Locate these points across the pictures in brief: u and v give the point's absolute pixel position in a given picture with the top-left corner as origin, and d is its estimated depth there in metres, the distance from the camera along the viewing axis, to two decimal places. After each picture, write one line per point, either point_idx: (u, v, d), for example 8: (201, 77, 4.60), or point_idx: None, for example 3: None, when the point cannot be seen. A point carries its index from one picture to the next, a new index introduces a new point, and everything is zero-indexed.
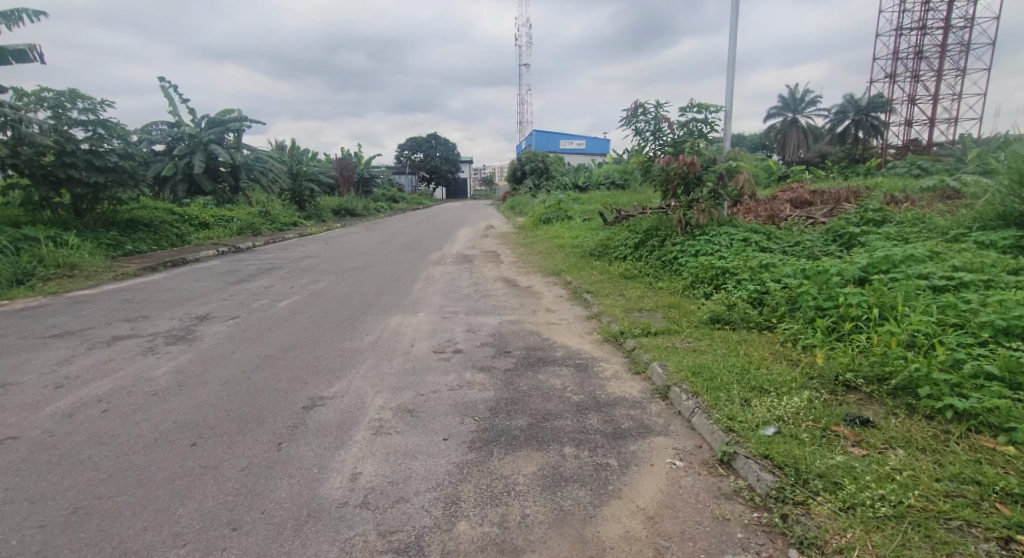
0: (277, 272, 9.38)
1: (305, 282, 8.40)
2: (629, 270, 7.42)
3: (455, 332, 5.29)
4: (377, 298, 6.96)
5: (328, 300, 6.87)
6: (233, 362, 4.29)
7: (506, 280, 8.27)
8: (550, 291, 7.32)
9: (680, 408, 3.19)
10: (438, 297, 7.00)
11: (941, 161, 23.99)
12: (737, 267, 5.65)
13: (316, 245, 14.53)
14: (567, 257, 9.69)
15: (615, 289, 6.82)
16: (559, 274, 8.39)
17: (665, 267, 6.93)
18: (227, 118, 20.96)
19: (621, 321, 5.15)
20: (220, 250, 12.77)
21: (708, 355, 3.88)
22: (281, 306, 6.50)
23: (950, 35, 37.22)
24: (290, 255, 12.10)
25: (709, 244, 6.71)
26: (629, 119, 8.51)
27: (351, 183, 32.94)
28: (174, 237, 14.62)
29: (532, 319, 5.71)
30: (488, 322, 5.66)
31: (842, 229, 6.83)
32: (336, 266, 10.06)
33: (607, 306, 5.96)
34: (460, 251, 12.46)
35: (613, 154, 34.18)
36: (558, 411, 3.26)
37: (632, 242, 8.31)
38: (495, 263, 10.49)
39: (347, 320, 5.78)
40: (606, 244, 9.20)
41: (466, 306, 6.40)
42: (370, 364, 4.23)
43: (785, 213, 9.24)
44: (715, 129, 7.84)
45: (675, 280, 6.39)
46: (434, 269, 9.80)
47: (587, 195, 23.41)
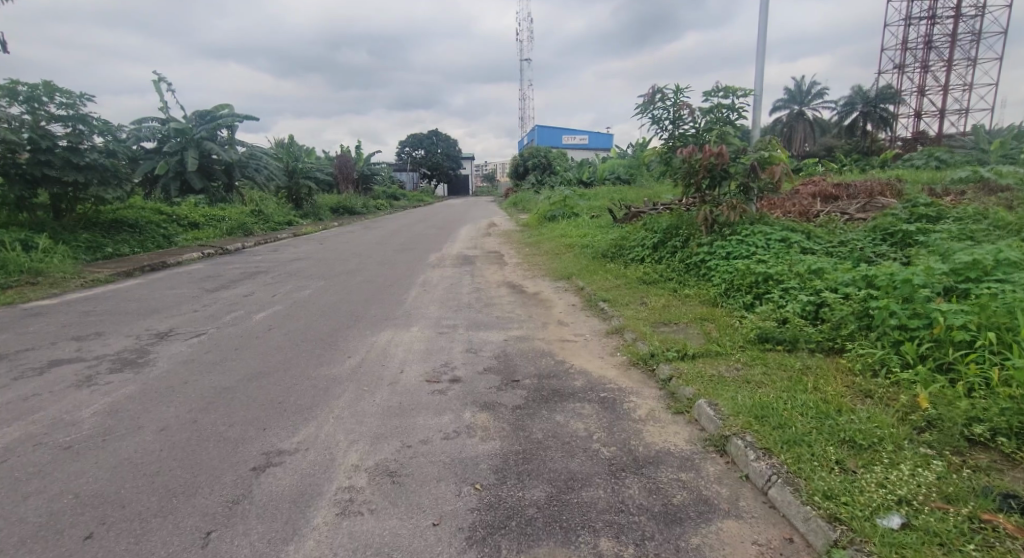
0: (262, 278, 8.61)
1: (290, 289, 7.63)
2: (650, 275, 6.64)
3: (454, 352, 4.51)
4: (366, 309, 6.18)
5: (312, 311, 6.11)
6: (183, 396, 3.53)
7: (510, 286, 7.48)
8: (561, 298, 6.53)
9: (748, 472, 2.42)
10: (435, 307, 6.22)
11: (958, 153, 23.13)
12: (782, 272, 4.86)
13: (309, 245, 13.78)
14: (577, 258, 8.90)
15: (634, 297, 6.04)
16: (569, 278, 7.61)
17: (692, 272, 6.16)
18: (219, 114, 20.19)
19: (649, 339, 4.37)
20: (207, 252, 12.02)
21: (768, 390, 3.11)
22: (257, 320, 5.72)
23: (963, 24, 36.16)
24: (279, 258, 11.32)
25: (741, 245, 5.93)
26: (644, 106, 7.71)
27: (351, 180, 32.18)
28: (161, 238, 13.87)
29: (543, 335, 4.92)
30: (492, 339, 4.87)
31: (892, 228, 6.04)
32: (326, 270, 9.29)
33: (629, 318, 5.19)
34: (460, 252, 11.66)
35: (618, 148, 33.29)
36: (585, 475, 2.49)
37: (650, 242, 7.53)
38: (498, 265, 9.70)
39: (329, 336, 5.02)
40: (620, 244, 8.41)
41: (466, 319, 5.60)
42: (348, 400, 3.45)
43: (816, 208, 8.43)
44: (743, 116, 7.01)
45: (705, 287, 5.62)
46: (433, 272, 9.01)
47: (592, 191, 22.55)
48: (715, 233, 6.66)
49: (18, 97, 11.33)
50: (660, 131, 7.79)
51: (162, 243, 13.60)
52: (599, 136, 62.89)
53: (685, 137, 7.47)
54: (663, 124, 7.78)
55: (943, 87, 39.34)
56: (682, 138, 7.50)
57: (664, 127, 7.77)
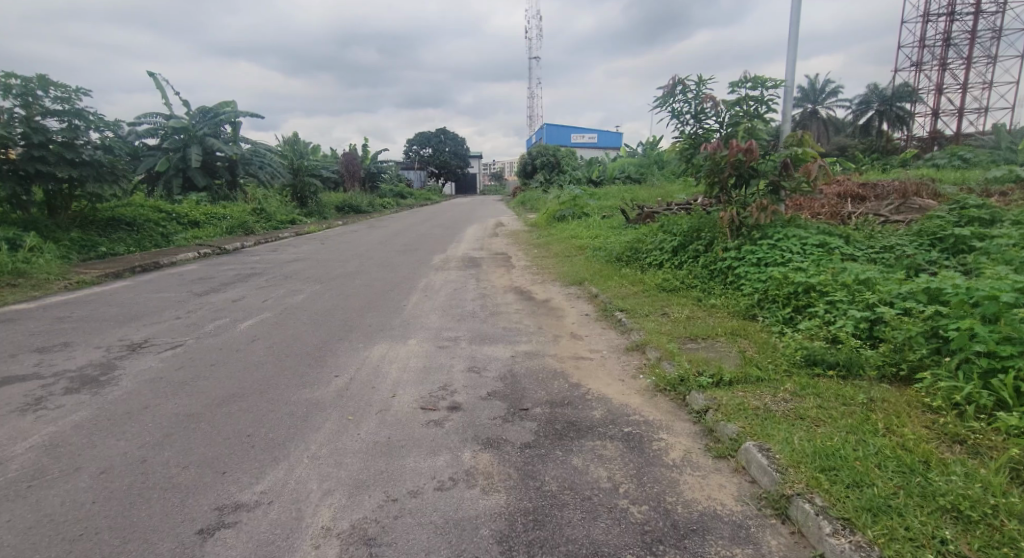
0: (256, 281, 8.14)
1: (283, 294, 7.14)
2: (671, 283, 6.12)
3: (455, 370, 3.99)
4: (362, 317, 5.68)
5: (304, 320, 5.62)
6: (139, 424, 3.04)
7: (518, 291, 6.97)
8: (573, 307, 6.01)
9: (824, 551, 1.90)
10: (435, 316, 5.72)
11: (981, 152, 22.29)
12: (825, 282, 4.32)
13: (311, 245, 13.36)
14: (590, 261, 8.38)
15: (654, 307, 5.52)
16: (582, 284, 7.09)
17: (718, 281, 5.63)
18: (222, 110, 19.82)
19: (676, 358, 3.85)
20: (204, 252, 11.60)
21: (830, 428, 2.59)
22: (241, 329, 5.24)
23: (982, 21, 35.08)
24: (277, 259, 10.86)
25: (773, 251, 5.39)
26: (665, 99, 7.19)
27: (357, 178, 31.78)
28: (159, 236, 13.47)
29: (555, 351, 4.39)
30: (498, 355, 4.36)
31: (941, 232, 5.48)
32: (325, 273, 8.81)
33: (651, 331, 4.67)
34: (466, 253, 11.14)
35: (628, 147, 32.63)
36: (612, 549, 1.98)
37: (669, 246, 6.99)
38: (505, 268, 9.19)
39: (318, 350, 4.53)
40: (636, 247, 7.87)
41: (470, 331, 5.08)
42: (328, 433, 2.95)
43: (847, 210, 7.85)
44: (773, 109, 6.45)
45: (734, 298, 5.10)
46: (436, 275, 8.51)
47: (601, 190, 21.95)
48: (742, 237, 6.13)
49: (11, 92, 10.92)
50: (681, 126, 7.27)
51: (160, 242, 13.21)
52: (608, 134, 62.12)
53: (708, 132, 6.95)
54: (685, 118, 7.26)
55: (961, 85, 38.33)
56: (705, 134, 6.97)
57: (685, 121, 7.24)
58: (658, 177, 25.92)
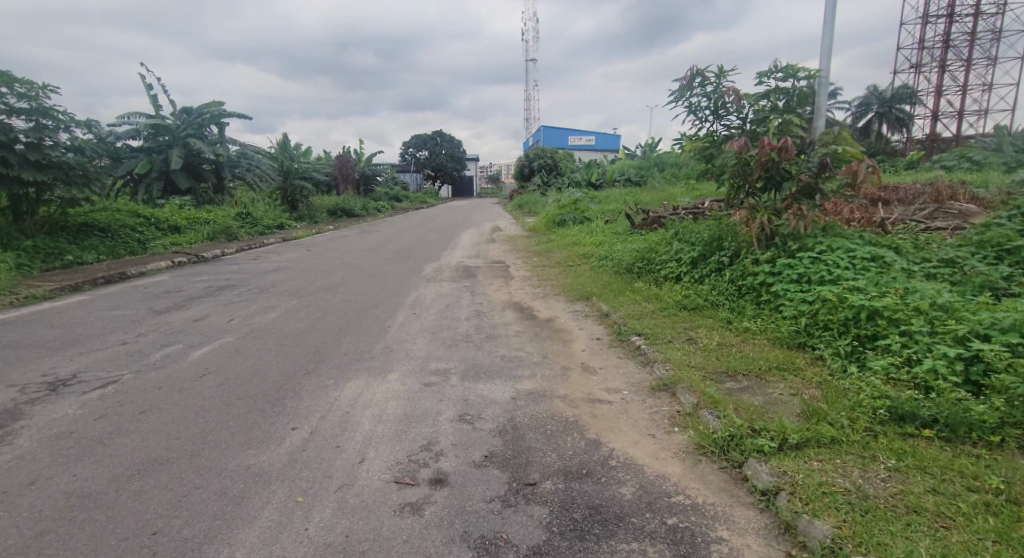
0: (229, 295, 7.35)
1: (254, 311, 6.33)
2: (692, 301, 5.39)
3: (442, 419, 3.22)
4: (338, 342, 4.89)
5: (271, 345, 4.82)
6: (13, 513, 2.25)
7: (518, 309, 6.21)
8: (582, 329, 5.24)
9: None
10: (424, 340, 4.94)
11: (986, 154, 21.62)
12: (893, 305, 3.59)
13: (297, 252, 12.56)
14: (597, 272, 7.62)
15: (677, 330, 4.78)
16: (590, 299, 6.33)
17: (750, 300, 4.91)
18: (208, 110, 19.04)
19: (720, 405, 3.09)
20: (179, 261, 10.76)
21: (967, 534, 1.87)
22: (193, 359, 4.44)
23: (983, 23, 34.44)
24: (257, 268, 10.03)
25: (814, 264, 4.67)
26: (682, 91, 6.45)
27: (350, 181, 31.03)
28: (135, 243, 12.62)
29: (565, 392, 3.62)
30: (497, 396, 3.58)
31: (1008, 243, 4.78)
32: (305, 285, 8.01)
33: (679, 363, 3.91)
34: (460, 262, 10.36)
35: (626, 149, 31.89)
36: None
37: (688, 257, 6.26)
38: (503, 278, 8.44)
39: (279, 389, 3.73)
40: (648, 256, 7.12)
41: (463, 362, 4.29)
42: (267, 530, 2.18)
43: (882, 216, 7.12)
44: (807, 102, 5.72)
45: (774, 322, 4.37)
46: (427, 288, 7.74)
47: (601, 193, 21.21)
48: (774, 247, 5.40)
49: None
50: (699, 122, 6.53)
51: (136, 249, 12.36)
52: (606, 137, 61.54)
53: (730, 129, 6.22)
54: (703, 114, 6.52)
55: (962, 87, 37.75)
56: (727, 130, 6.24)
57: (703, 117, 6.50)
58: (658, 180, 25.17)
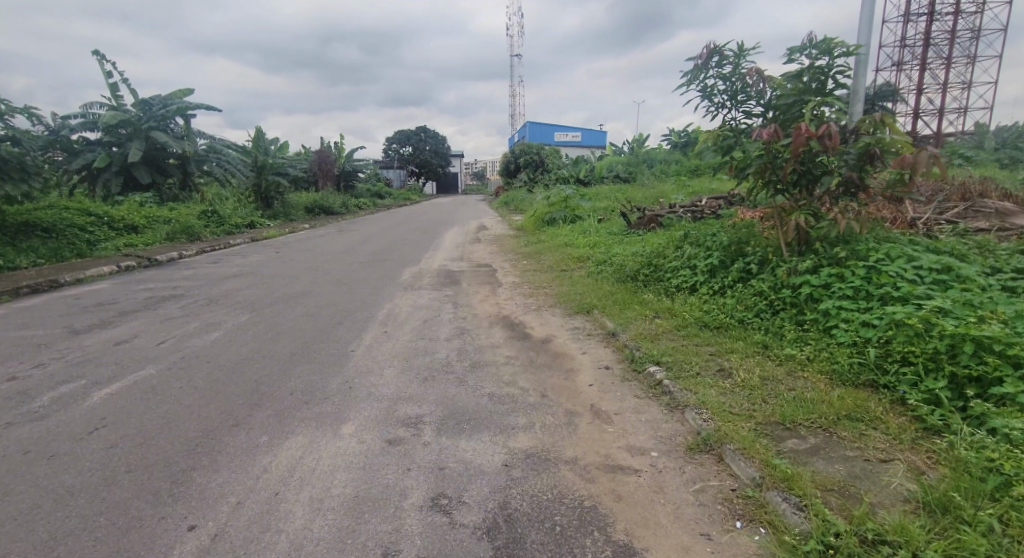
0: (170, 309, 6.31)
1: (194, 330, 5.35)
2: (716, 319, 4.55)
3: (407, 508, 2.30)
4: (286, 376, 3.91)
5: (198, 380, 3.83)
6: None
7: (507, 326, 5.33)
8: (585, 355, 4.36)
9: None
10: (393, 372, 4.03)
11: (977, 150, 21.33)
12: (1003, 336, 2.76)
13: (263, 254, 11.54)
14: (596, 280, 6.74)
15: (703, 357, 3.93)
16: (591, 314, 5.46)
17: (788, 318, 4.08)
18: (174, 101, 17.88)
19: (796, 484, 2.22)
20: (127, 266, 9.63)
21: None
22: (93, 401, 3.46)
23: (966, 20, 34.23)
24: (214, 274, 8.97)
25: (870, 277, 3.85)
26: (696, 72, 5.56)
27: (330, 177, 29.93)
28: (83, 245, 11.49)
29: (575, 454, 2.73)
30: (483, 461, 2.69)
31: None
32: (263, 295, 6.99)
33: (718, 409, 3.03)
34: (442, 265, 9.43)
35: (613, 145, 31.06)
36: None
37: (704, 265, 5.41)
38: (489, 285, 7.54)
39: (187, 454, 2.76)
40: (655, 262, 6.25)
41: (441, 405, 3.39)
42: None
43: (915, 215, 6.34)
44: (843, 83, 4.89)
45: (827, 348, 3.53)
46: (403, 297, 6.82)
47: (590, 190, 20.41)
48: (811, 253, 4.55)
49: None
50: (714, 108, 5.66)
51: (82, 251, 11.20)
52: (592, 133, 60.86)
53: (752, 116, 5.38)
54: (718, 100, 5.66)
55: (947, 84, 37.65)
56: (749, 118, 5.41)
57: (718, 103, 5.64)
58: (647, 177, 24.37)
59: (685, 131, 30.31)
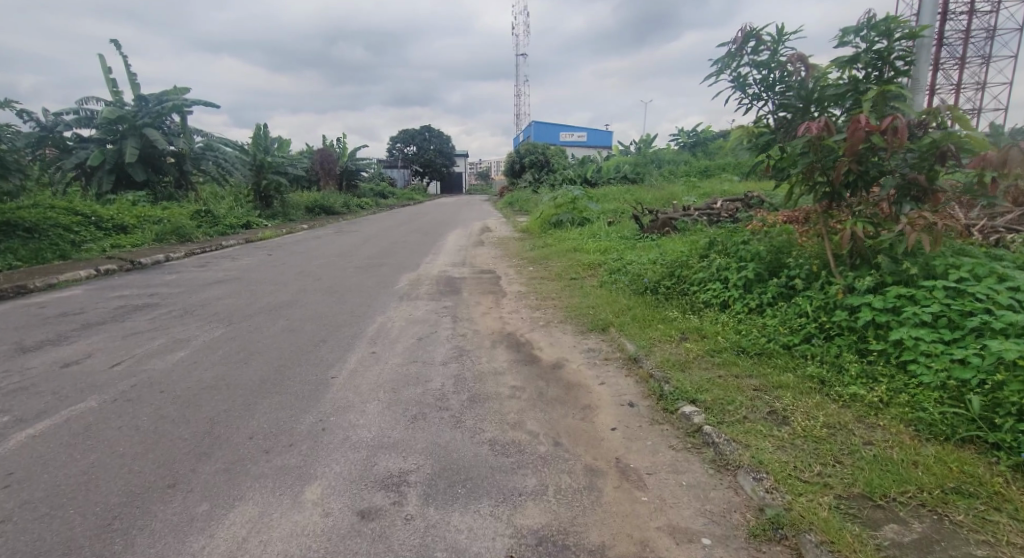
0: (139, 321, 5.69)
1: (160, 346, 4.75)
2: (757, 344, 3.91)
3: None
4: (249, 412, 3.28)
5: (142, 417, 3.20)
6: None
7: (512, 347, 4.72)
8: (605, 387, 3.73)
9: None
10: (377, 407, 3.40)
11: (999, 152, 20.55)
12: None
13: (256, 257, 10.98)
14: (611, 291, 6.11)
15: (747, 394, 3.29)
16: (608, 334, 4.83)
17: (846, 348, 3.44)
18: (170, 97, 17.38)
19: None
20: (106, 269, 9.02)
21: None
22: (8, 446, 2.85)
23: (982, 19, 33.39)
24: (198, 279, 8.38)
25: (951, 301, 3.20)
26: (729, 59, 4.89)
27: (333, 176, 29.40)
28: (67, 245, 10.93)
29: (601, 541, 2.09)
30: (481, 549, 2.07)
31: None
32: (245, 305, 6.37)
33: (783, 473, 2.38)
34: (443, 271, 8.83)
35: (620, 145, 30.37)
36: None
37: (737, 279, 4.76)
38: (492, 295, 6.92)
39: (97, 534, 2.14)
40: (677, 272, 5.61)
41: (431, 458, 2.76)
42: None
43: (969, 221, 5.68)
44: (903, 67, 4.25)
45: (905, 390, 2.89)
46: (398, 309, 6.21)
47: (599, 191, 19.75)
48: (869, 268, 3.90)
49: None
50: (747, 100, 4.98)
51: (65, 252, 10.63)
52: (599, 133, 60.10)
53: (792, 108, 4.71)
54: (750, 92, 4.99)
55: (962, 86, 36.80)
56: (789, 110, 4.74)
57: (752, 95, 4.97)
58: (655, 178, 23.70)
59: (695, 130, 29.62)
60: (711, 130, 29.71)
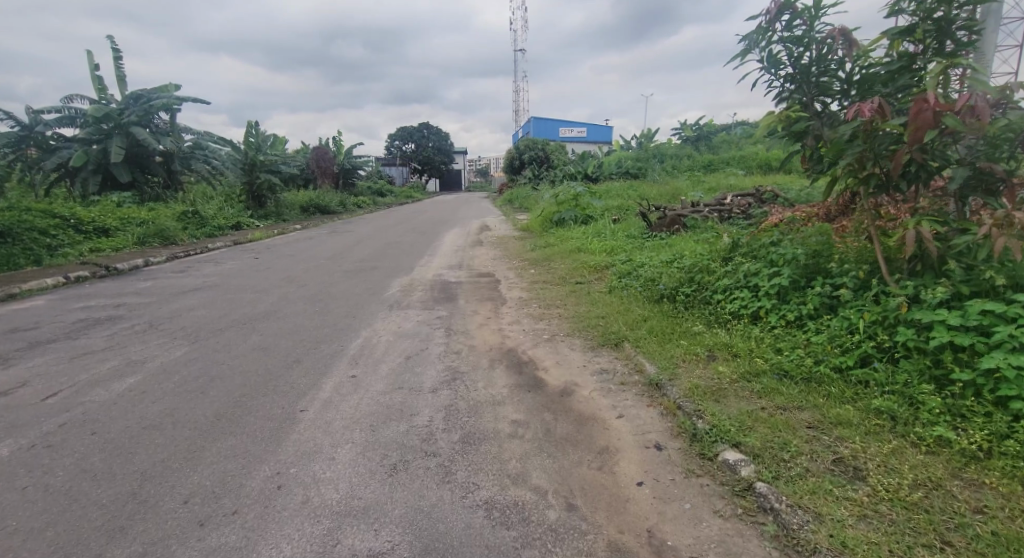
0: (95, 338, 5.07)
1: (109, 371, 4.14)
2: (802, 367, 3.32)
3: None
4: (191, 463, 2.68)
5: (56, 471, 2.59)
6: None
7: (513, 367, 4.12)
8: (624, 421, 3.12)
9: None
10: (348, 454, 2.80)
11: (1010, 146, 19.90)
12: None
13: (242, 261, 10.39)
14: (623, 297, 5.51)
15: (801, 434, 2.70)
16: (623, 351, 4.22)
17: (918, 375, 2.86)
18: (157, 94, 16.74)
19: None
20: (77, 276, 8.40)
21: None
22: None
23: None
24: (174, 287, 7.76)
25: None
26: (759, 36, 4.20)
27: (330, 175, 28.78)
28: (41, 249, 10.30)
29: None
30: None
31: None
32: (218, 318, 5.76)
33: None
34: (438, 275, 8.23)
35: (620, 139, 29.73)
36: None
37: (771, 287, 4.15)
38: (491, 302, 6.33)
39: None
40: (697, 278, 4.99)
41: (411, 533, 2.18)
42: None
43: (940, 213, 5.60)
44: (968, 37, 3.59)
45: (1012, 437, 2.33)
46: (386, 320, 5.61)
47: (601, 187, 19.13)
48: (934, 276, 3.31)
49: None
50: (780, 83, 4.34)
51: (39, 257, 10.00)
52: (599, 128, 59.35)
53: (834, 91, 4.11)
54: (784, 73, 4.34)
55: None
56: (830, 93, 4.13)
57: (785, 77, 4.34)
58: (657, 173, 23.10)
59: (697, 124, 28.97)
60: (713, 123, 29.09)
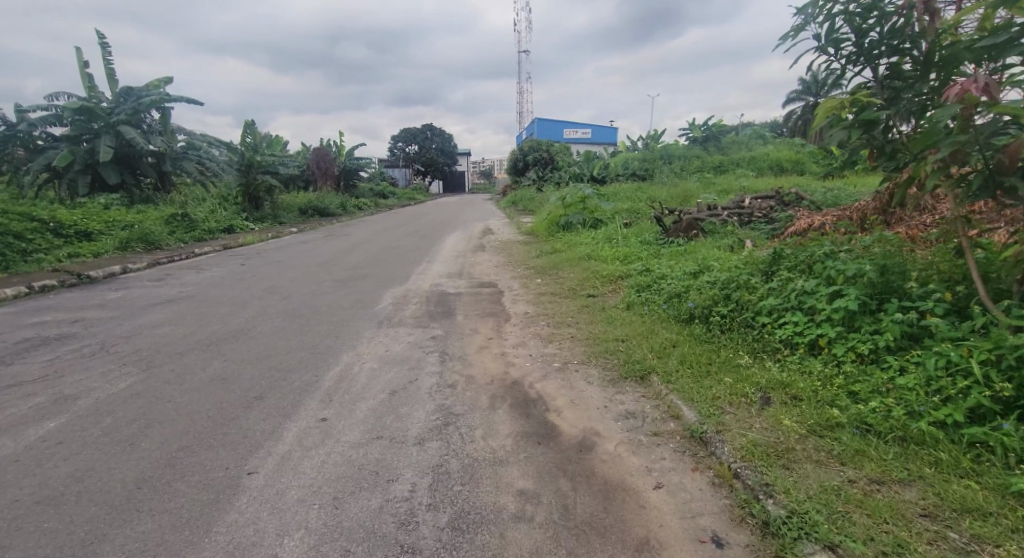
0: (32, 364, 4.35)
1: (28, 411, 3.42)
2: (892, 420, 2.58)
3: None
4: None
5: None
6: None
7: (516, 407, 3.38)
8: (664, 494, 2.39)
9: None
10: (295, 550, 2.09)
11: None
12: None
13: (226, 268, 9.67)
14: (645, 316, 4.76)
15: (918, 528, 1.97)
16: (652, 387, 3.47)
17: None
18: (148, 91, 16.09)
19: None
20: (43, 285, 7.70)
21: None
22: None
23: None
24: (145, 299, 7.06)
25: None
26: (815, 8, 3.49)
27: (331, 176, 28.03)
28: (14, 255, 9.60)
29: None
30: None
31: None
32: (180, 338, 5.04)
33: None
34: (434, 285, 7.49)
35: (626, 139, 28.90)
36: None
37: (835, 311, 3.39)
38: (491, 318, 5.58)
39: None
40: (734, 295, 4.24)
41: None
42: None
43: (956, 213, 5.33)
44: None
45: None
46: (370, 341, 4.88)
47: (609, 189, 18.32)
48: None
49: None
50: (839, 64, 3.65)
51: (8, 264, 9.29)
52: (604, 129, 58.51)
53: (906, 73, 3.43)
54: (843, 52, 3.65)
55: None
56: (902, 76, 3.44)
57: (845, 57, 3.65)
58: (665, 174, 22.29)
59: (706, 124, 28.10)
60: (722, 123, 28.27)
